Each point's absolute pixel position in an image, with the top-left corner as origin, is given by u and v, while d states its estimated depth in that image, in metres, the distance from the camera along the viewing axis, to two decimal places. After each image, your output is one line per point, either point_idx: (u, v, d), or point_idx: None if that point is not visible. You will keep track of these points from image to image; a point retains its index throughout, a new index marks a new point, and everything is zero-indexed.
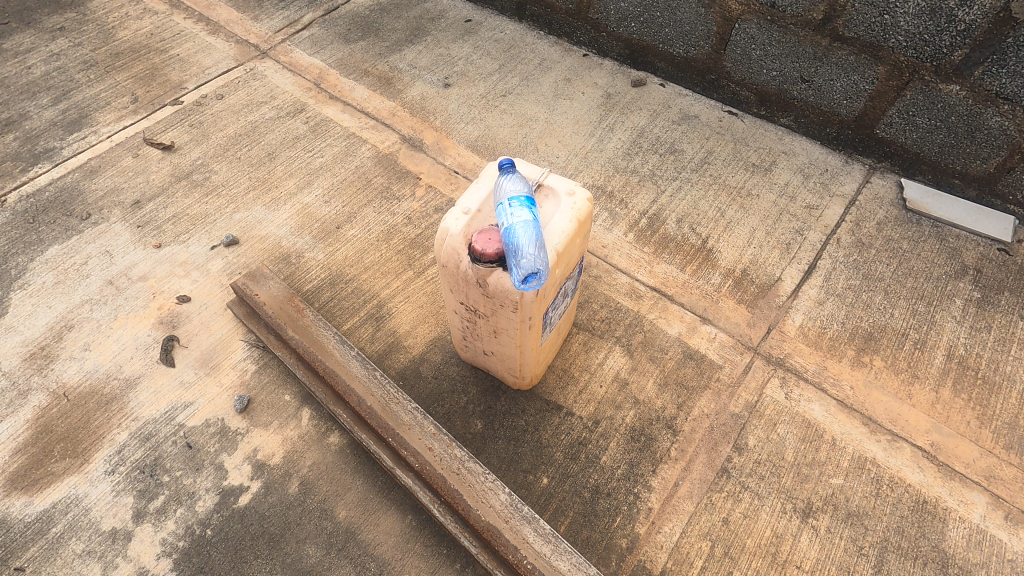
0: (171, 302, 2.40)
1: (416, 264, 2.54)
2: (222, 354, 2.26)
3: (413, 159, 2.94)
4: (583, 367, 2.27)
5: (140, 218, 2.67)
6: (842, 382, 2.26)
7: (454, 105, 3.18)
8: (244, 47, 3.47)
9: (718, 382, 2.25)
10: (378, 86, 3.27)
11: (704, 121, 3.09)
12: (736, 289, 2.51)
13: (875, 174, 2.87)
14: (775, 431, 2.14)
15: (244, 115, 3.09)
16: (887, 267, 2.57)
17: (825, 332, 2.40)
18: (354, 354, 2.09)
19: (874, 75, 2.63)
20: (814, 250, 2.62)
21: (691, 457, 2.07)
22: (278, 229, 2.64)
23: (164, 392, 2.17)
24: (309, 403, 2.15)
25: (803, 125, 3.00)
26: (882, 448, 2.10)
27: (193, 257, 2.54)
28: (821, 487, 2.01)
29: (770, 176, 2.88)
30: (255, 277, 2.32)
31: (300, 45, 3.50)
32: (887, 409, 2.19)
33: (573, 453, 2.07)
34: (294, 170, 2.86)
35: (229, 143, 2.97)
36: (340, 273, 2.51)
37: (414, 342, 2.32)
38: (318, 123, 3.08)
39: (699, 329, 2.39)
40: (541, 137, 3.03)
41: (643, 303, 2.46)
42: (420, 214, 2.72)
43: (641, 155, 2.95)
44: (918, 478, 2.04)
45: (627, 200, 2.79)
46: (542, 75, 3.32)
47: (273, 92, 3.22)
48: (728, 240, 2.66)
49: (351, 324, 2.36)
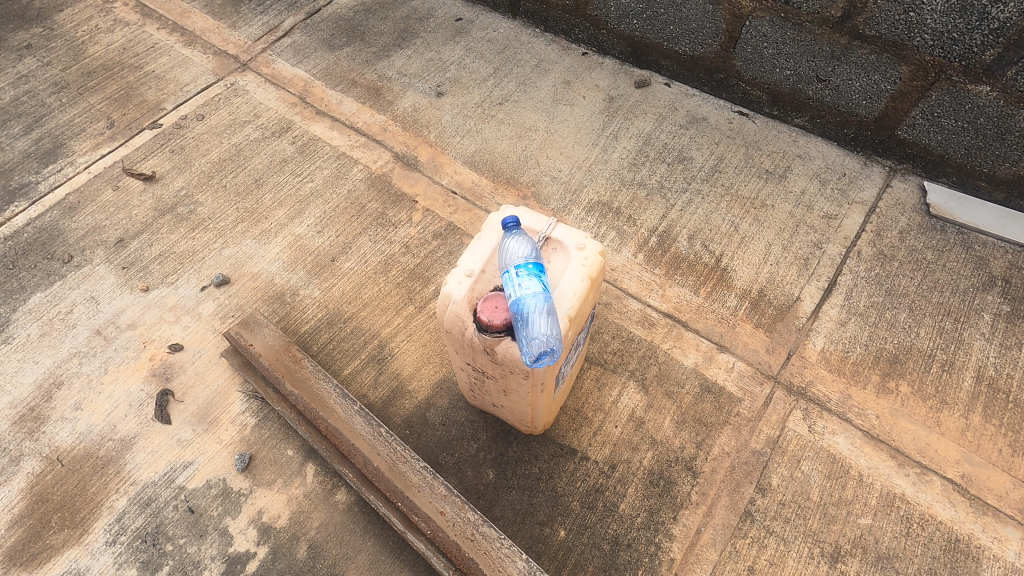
0: (163, 352, 2.29)
1: (417, 298, 2.42)
2: (220, 407, 2.17)
3: (408, 179, 2.79)
4: (596, 406, 2.17)
5: (125, 259, 2.54)
6: (867, 412, 2.17)
7: (449, 117, 3.00)
8: (223, 59, 3.28)
9: (738, 417, 2.16)
10: (366, 98, 3.09)
11: (712, 124, 2.92)
12: (753, 312, 2.39)
13: (896, 176, 2.71)
14: (799, 468, 2.05)
15: (227, 137, 2.94)
16: (911, 281, 2.44)
17: (847, 356, 2.29)
18: (357, 409, 1.99)
19: (897, 75, 2.45)
20: (834, 266, 2.49)
21: (713, 501, 2.00)
22: (270, 265, 2.51)
23: (162, 451, 2.09)
24: (313, 458, 2.06)
25: (818, 125, 2.82)
26: (911, 483, 2.03)
27: (184, 300, 2.42)
28: (849, 529, 1.95)
29: (785, 184, 2.72)
30: (249, 325, 2.21)
31: (282, 55, 3.30)
32: (915, 439, 2.11)
33: (590, 501, 1.99)
34: (283, 198, 2.72)
35: (213, 170, 2.81)
36: (337, 312, 2.39)
37: (419, 386, 2.22)
38: (305, 143, 2.91)
39: (716, 357, 2.29)
40: (542, 149, 2.87)
41: (657, 332, 2.34)
42: (418, 241, 2.59)
43: (648, 165, 2.79)
44: (949, 514, 1.97)
45: (635, 216, 2.64)
46: (540, 79, 3.13)
47: (256, 109, 3.05)
48: (743, 257, 2.53)
49: (352, 369, 2.26)
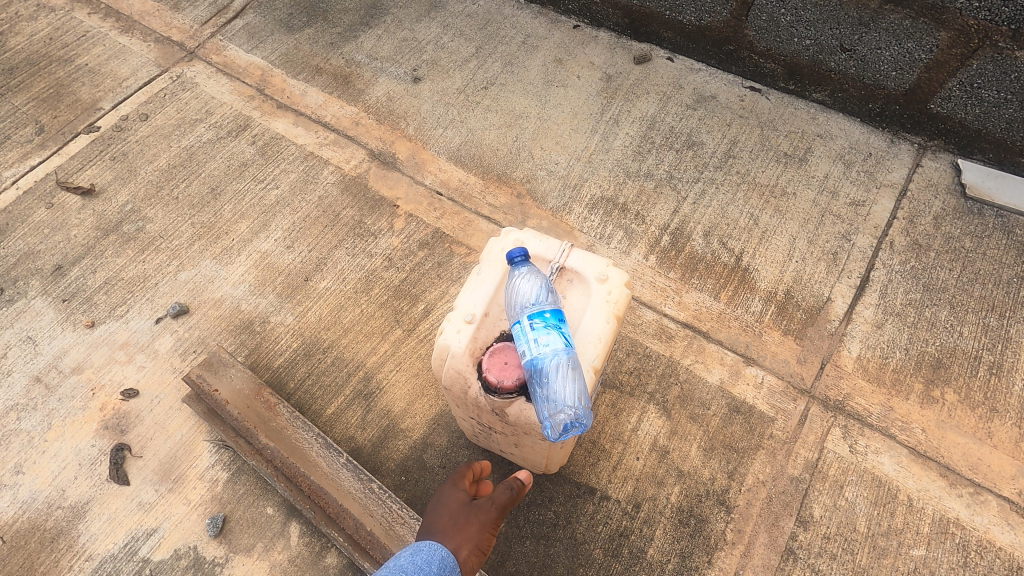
0: (116, 400, 2.00)
1: (405, 320, 2.13)
2: (185, 462, 1.89)
3: (386, 180, 2.47)
4: (614, 437, 1.94)
5: (65, 290, 2.20)
6: (912, 425, 1.96)
7: (428, 105, 2.67)
8: (166, 47, 2.88)
9: (771, 440, 1.94)
10: (334, 87, 2.73)
11: (723, 103, 2.63)
12: (781, 317, 2.15)
13: (926, 154, 2.45)
14: (842, 495, 1.85)
15: (176, 139, 2.58)
16: (950, 272, 2.21)
17: (886, 362, 2.06)
18: (343, 462, 1.75)
19: (933, 42, 2.16)
20: (865, 260, 2.25)
21: (750, 539, 1.79)
22: (234, 289, 2.21)
23: (120, 518, 1.81)
24: (296, 516, 1.80)
25: (839, 100, 2.55)
26: (964, 505, 1.83)
27: (136, 335, 2.11)
28: (901, 563, 1.76)
29: (807, 168, 2.44)
30: (212, 366, 1.93)
31: (234, 39, 2.91)
32: (966, 454, 1.91)
33: (614, 548, 1.78)
34: (245, 209, 2.39)
35: (162, 179, 2.47)
36: (315, 340, 2.10)
37: (413, 425, 1.95)
38: (266, 143, 2.57)
39: (743, 372, 2.05)
40: (536, 139, 2.56)
41: (675, 345, 2.10)
42: (401, 252, 2.29)
43: (655, 152, 2.50)
44: (1008, 538, 1.79)
45: (644, 212, 2.36)
46: (528, 57, 2.79)
47: (208, 105, 2.69)
48: (765, 254, 2.27)
49: (336, 408, 1.98)
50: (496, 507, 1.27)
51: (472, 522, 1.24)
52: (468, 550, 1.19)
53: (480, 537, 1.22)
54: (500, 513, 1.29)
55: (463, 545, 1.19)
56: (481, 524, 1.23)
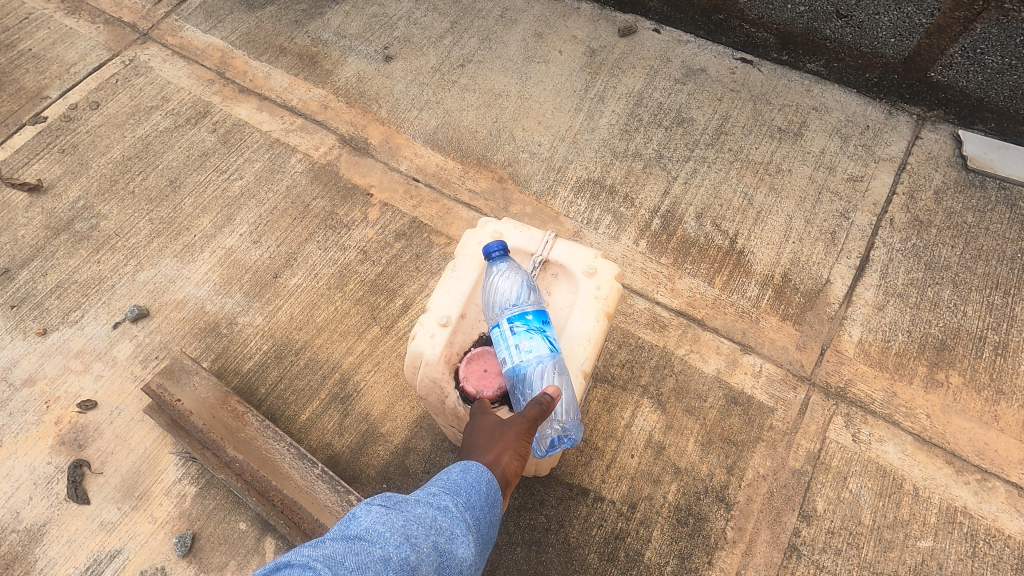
0: (73, 412, 1.86)
1: (382, 317, 2.00)
2: (149, 477, 1.76)
3: (359, 167, 2.32)
4: (607, 433, 1.84)
5: (13, 296, 2.05)
6: (916, 411, 1.87)
7: (401, 85, 2.50)
8: (117, 29, 2.67)
9: (771, 431, 1.85)
10: (299, 69, 2.56)
11: (713, 76, 2.49)
12: (778, 302, 2.05)
13: (925, 125, 2.34)
14: (846, 487, 1.77)
15: (130, 129, 2.40)
16: (953, 249, 2.11)
17: (888, 346, 1.97)
18: (319, 473, 1.64)
19: (935, 5, 2.06)
20: (865, 238, 2.14)
21: (752, 536, 1.71)
22: (197, 289, 2.06)
23: (81, 539, 1.69)
24: (271, 531, 1.68)
25: (835, 70, 2.42)
26: (972, 493, 1.76)
27: (92, 343, 1.97)
28: (909, 555, 1.69)
29: (802, 143, 2.32)
30: (174, 375, 1.80)
31: (191, 19, 2.71)
32: (972, 439, 1.83)
33: (610, 552, 1.69)
34: (207, 202, 2.23)
35: (117, 172, 2.30)
36: (286, 342, 1.97)
37: (394, 428, 1.83)
38: (229, 130, 2.40)
39: (740, 360, 1.95)
40: (517, 119, 2.41)
41: (669, 335, 1.99)
42: (377, 243, 2.15)
43: (643, 131, 2.37)
44: (1017, 526, 1.72)
45: (633, 195, 2.24)
46: (506, 32, 2.63)
47: (164, 90, 2.50)
48: (761, 235, 2.16)
49: (312, 413, 1.86)
50: (525, 419, 1.09)
51: (508, 431, 1.10)
52: (509, 457, 1.07)
53: (518, 445, 1.08)
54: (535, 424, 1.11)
55: (501, 455, 1.06)
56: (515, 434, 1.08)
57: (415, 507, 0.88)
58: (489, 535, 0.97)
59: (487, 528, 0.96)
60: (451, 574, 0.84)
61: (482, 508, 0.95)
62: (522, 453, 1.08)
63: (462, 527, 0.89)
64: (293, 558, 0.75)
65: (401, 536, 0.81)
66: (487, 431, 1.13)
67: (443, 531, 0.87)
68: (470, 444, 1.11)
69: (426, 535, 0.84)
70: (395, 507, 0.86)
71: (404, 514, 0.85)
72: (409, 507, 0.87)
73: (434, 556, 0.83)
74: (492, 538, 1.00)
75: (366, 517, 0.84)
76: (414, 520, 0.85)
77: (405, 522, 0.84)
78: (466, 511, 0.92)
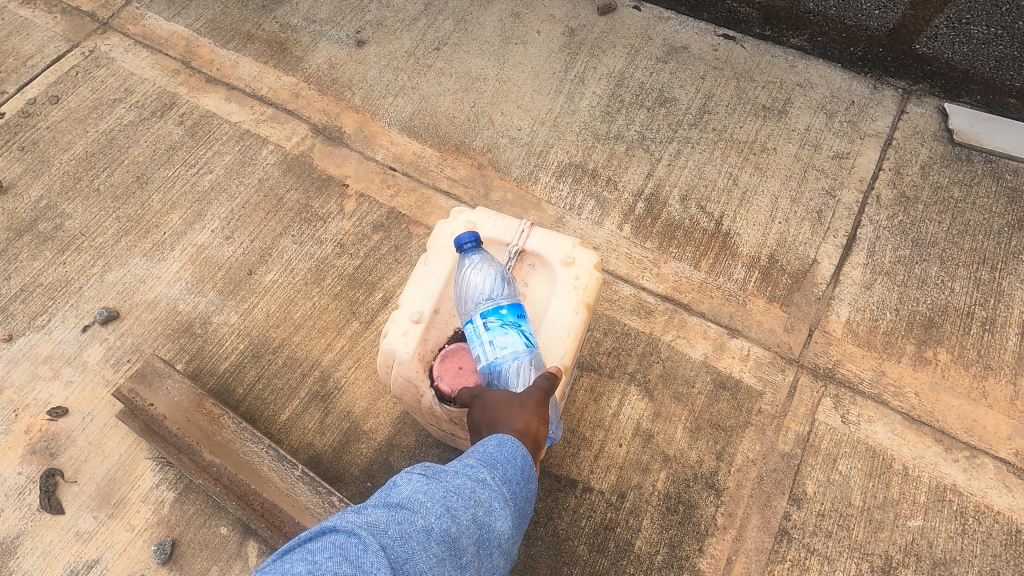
0: (43, 420, 1.80)
1: (361, 311, 1.94)
2: (125, 484, 1.71)
3: (333, 157, 2.25)
4: (595, 423, 1.81)
5: None
6: (905, 390, 1.86)
7: (375, 71, 2.42)
8: (75, 19, 2.56)
9: (760, 415, 1.82)
10: (269, 56, 2.46)
11: (695, 54, 2.43)
12: (765, 284, 2.02)
13: (911, 99, 2.30)
14: (836, 469, 1.76)
15: (93, 123, 2.30)
16: (940, 225, 2.08)
17: (876, 325, 1.95)
18: (299, 474, 1.60)
19: None
20: (851, 216, 2.11)
21: (742, 522, 1.69)
22: (168, 289, 1.99)
23: (57, 550, 1.64)
24: (253, 534, 1.64)
25: (819, 45, 2.39)
26: (961, 470, 1.75)
27: (60, 347, 1.90)
28: (899, 535, 1.68)
29: (787, 121, 2.28)
30: (146, 378, 1.74)
31: (153, 7, 2.60)
32: (961, 416, 1.82)
33: (600, 543, 1.67)
34: (175, 197, 2.16)
35: (80, 169, 2.21)
36: (263, 340, 1.91)
37: (377, 426, 1.78)
38: (196, 123, 2.31)
39: (728, 345, 1.92)
40: (495, 103, 2.34)
41: (656, 321, 1.96)
42: (354, 236, 2.08)
43: (624, 112, 2.31)
44: (1006, 502, 1.71)
45: (616, 178, 2.19)
46: (482, 13, 2.54)
47: (127, 82, 2.40)
48: (747, 216, 2.12)
49: (292, 412, 1.81)
50: (542, 389, 1.09)
51: (528, 399, 1.07)
52: (534, 425, 1.04)
53: (541, 411, 1.06)
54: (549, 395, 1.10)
55: (529, 421, 1.03)
56: (536, 400, 1.07)
57: (454, 477, 0.85)
58: (524, 510, 0.93)
59: (524, 503, 0.92)
60: (489, 549, 0.81)
61: (519, 483, 0.91)
62: (544, 418, 1.06)
63: (500, 501, 0.85)
64: (337, 523, 0.73)
65: (443, 507, 0.79)
66: (502, 404, 1.07)
67: (482, 504, 0.83)
68: (490, 418, 1.04)
69: (466, 507, 0.81)
70: (435, 477, 0.83)
71: (444, 485, 0.82)
72: (449, 477, 0.84)
73: (474, 528, 0.80)
74: (526, 512, 0.96)
75: (408, 485, 0.81)
76: (454, 491, 0.82)
77: (446, 493, 0.81)
78: (503, 485, 0.88)
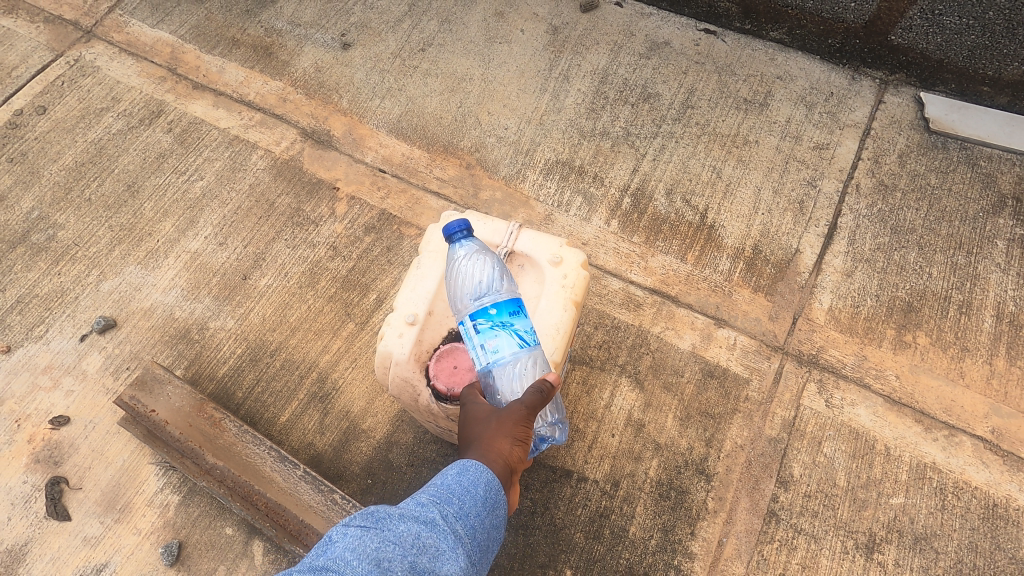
0: (45, 429, 1.83)
1: (356, 312, 1.98)
2: (129, 489, 1.74)
3: (323, 161, 2.27)
4: (588, 414, 1.86)
5: None
6: (886, 372, 1.92)
7: (362, 74, 2.44)
8: (58, 28, 2.56)
9: (747, 402, 1.88)
10: (255, 61, 2.48)
11: (677, 49, 2.46)
12: (750, 275, 2.07)
13: (888, 89, 2.35)
14: (821, 452, 1.82)
15: (81, 132, 2.31)
16: (917, 212, 2.15)
17: (858, 311, 2.01)
18: (301, 474, 1.64)
19: None
20: (832, 206, 2.17)
21: (732, 505, 1.75)
22: (164, 296, 2.02)
23: (65, 556, 1.68)
24: (258, 534, 1.68)
25: (797, 37, 2.43)
26: (940, 449, 1.82)
27: (59, 357, 1.92)
28: (882, 513, 1.75)
29: (768, 114, 2.33)
30: (146, 385, 1.77)
31: (137, 13, 2.60)
32: (940, 397, 1.89)
33: (595, 530, 1.72)
34: (167, 205, 2.18)
35: (70, 179, 2.22)
36: (261, 344, 1.94)
37: (375, 424, 1.83)
38: (185, 130, 2.32)
39: (715, 335, 1.98)
40: (481, 103, 2.37)
41: (645, 314, 2.01)
42: (346, 238, 2.11)
43: (609, 109, 2.35)
44: (984, 477, 1.79)
45: (602, 174, 2.23)
46: (466, 12, 2.57)
47: (114, 90, 2.41)
48: (731, 209, 2.17)
49: (291, 413, 1.85)
50: (523, 406, 1.14)
51: (506, 418, 1.12)
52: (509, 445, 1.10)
53: (515, 431, 1.11)
54: (532, 412, 1.15)
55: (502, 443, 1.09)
56: (513, 420, 1.12)
57: (397, 524, 0.85)
58: (488, 538, 0.96)
59: (483, 535, 0.94)
60: None
61: (476, 514, 0.94)
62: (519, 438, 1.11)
63: (448, 541, 0.87)
64: None
65: (373, 561, 0.78)
66: (482, 419, 1.15)
67: (426, 548, 0.84)
68: (468, 434, 1.13)
69: (405, 554, 0.81)
70: (374, 526, 0.83)
71: (382, 534, 0.82)
72: (391, 524, 0.84)
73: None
74: (492, 540, 0.98)
75: (341, 541, 0.81)
76: (393, 540, 0.82)
77: (380, 543, 0.81)
78: (454, 522, 0.90)
